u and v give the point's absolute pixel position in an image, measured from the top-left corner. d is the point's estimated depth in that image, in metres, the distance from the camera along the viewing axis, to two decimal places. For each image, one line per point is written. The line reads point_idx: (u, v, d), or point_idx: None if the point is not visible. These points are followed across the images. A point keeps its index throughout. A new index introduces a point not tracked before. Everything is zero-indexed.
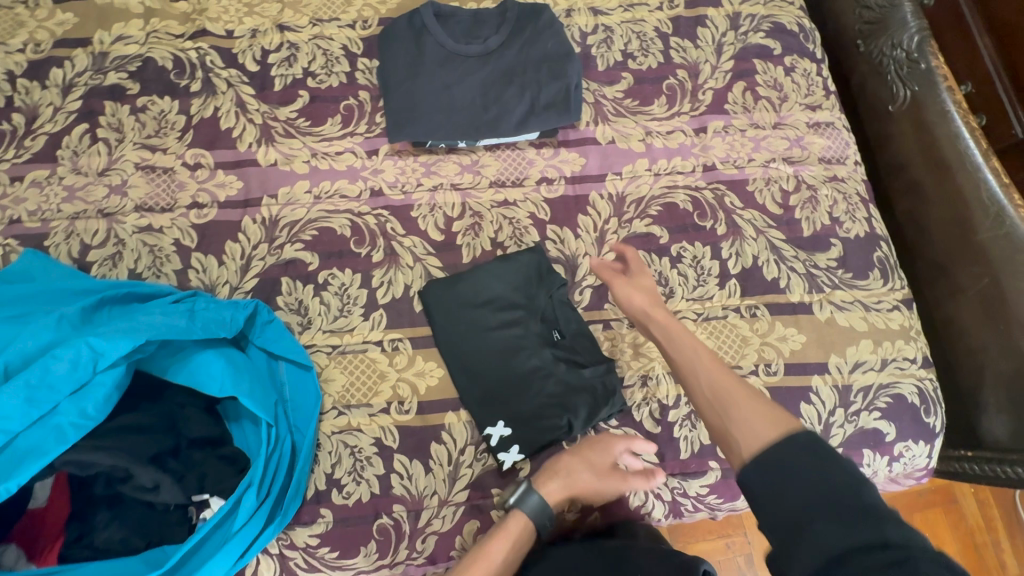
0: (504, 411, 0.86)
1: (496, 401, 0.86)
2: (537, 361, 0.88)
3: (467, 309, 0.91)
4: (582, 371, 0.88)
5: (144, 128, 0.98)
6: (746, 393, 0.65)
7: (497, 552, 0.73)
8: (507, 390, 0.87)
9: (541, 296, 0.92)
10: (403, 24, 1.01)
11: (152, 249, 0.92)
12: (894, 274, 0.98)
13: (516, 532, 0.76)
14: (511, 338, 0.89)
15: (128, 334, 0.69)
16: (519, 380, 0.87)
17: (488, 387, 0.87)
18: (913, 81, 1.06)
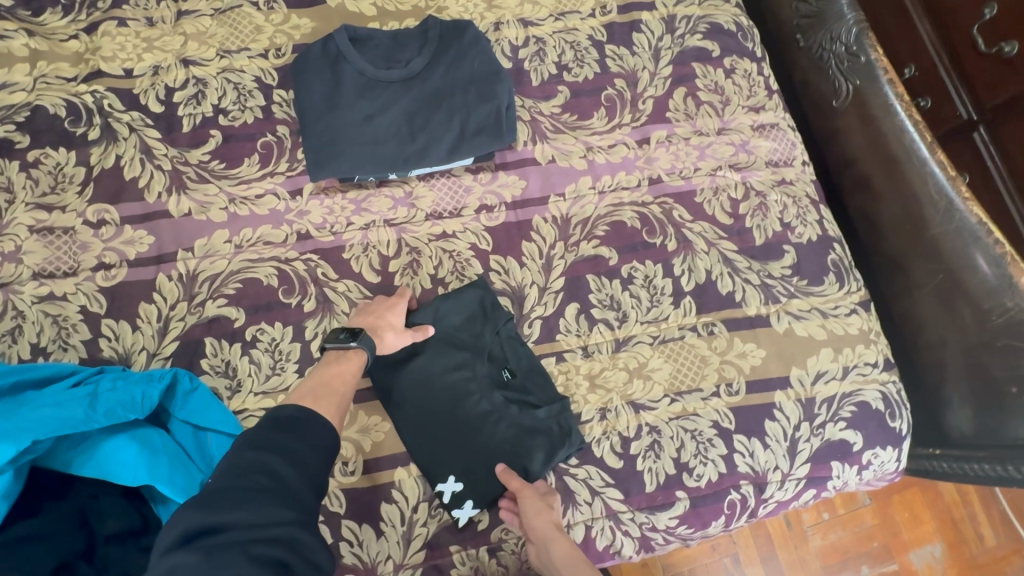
0: (457, 463, 0.81)
1: (449, 453, 0.81)
2: (490, 405, 0.83)
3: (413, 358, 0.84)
4: (536, 411, 0.83)
5: (37, 185, 0.88)
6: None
7: (350, 373, 0.76)
8: (460, 441, 0.81)
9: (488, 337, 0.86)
10: (316, 51, 0.93)
11: (55, 319, 0.83)
12: (850, 276, 0.96)
13: (359, 362, 0.77)
14: (461, 382, 0.84)
15: (13, 437, 0.61)
16: (473, 427, 0.82)
17: (438, 439, 0.81)
18: (854, 75, 1.04)
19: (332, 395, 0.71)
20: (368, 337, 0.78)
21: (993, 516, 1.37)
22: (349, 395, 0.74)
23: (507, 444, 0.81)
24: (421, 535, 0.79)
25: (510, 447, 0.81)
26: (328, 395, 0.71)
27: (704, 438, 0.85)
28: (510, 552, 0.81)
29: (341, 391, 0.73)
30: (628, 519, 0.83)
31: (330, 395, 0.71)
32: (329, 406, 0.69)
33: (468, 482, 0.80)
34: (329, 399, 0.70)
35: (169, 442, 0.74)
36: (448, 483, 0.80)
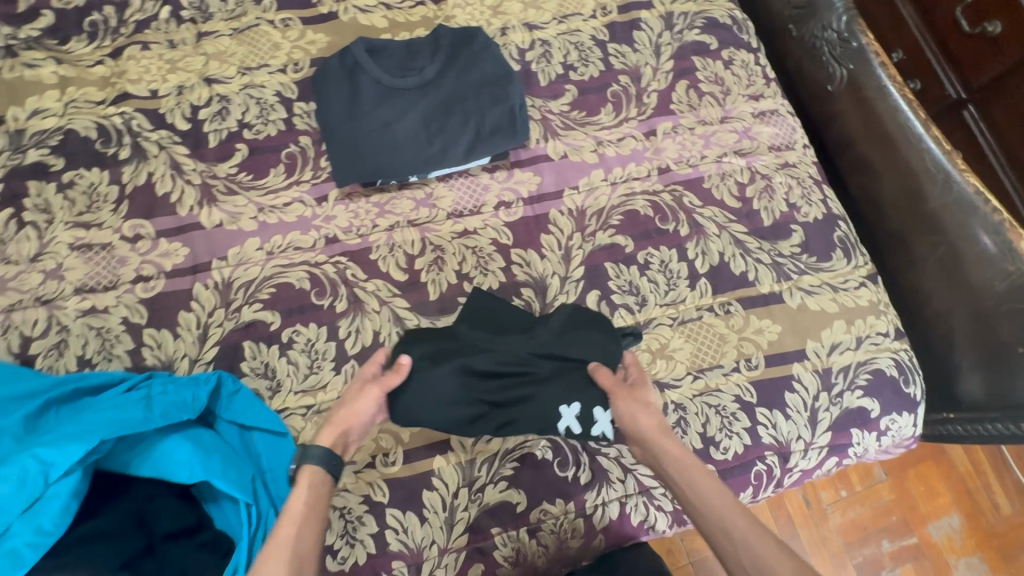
0: (560, 397, 0.82)
1: (545, 396, 0.83)
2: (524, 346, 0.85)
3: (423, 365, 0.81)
4: (575, 335, 0.86)
5: (74, 205, 0.92)
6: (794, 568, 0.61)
7: (301, 503, 0.67)
8: (541, 387, 0.83)
9: (487, 307, 0.90)
10: (335, 64, 0.98)
11: (99, 331, 0.86)
12: (856, 251, 1.00)
13: (311, 482, 0.70)
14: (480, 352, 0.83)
15: (78, 438, 0.64)
16: (538, 370, 0.84)
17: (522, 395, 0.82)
18: (847, 60, 1.09)
19: (281, 547, 0.63)
20: (318, 446, 0.72)
21: (1007, 485, 1.40)
22: (306, 531, 0.65)
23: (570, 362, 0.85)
24: (463, 519, 0.82)
25: (574, 357, 0.85)
26: (275, 550, 0.62)
27: (728, 412, 0.89)
28: (550, 531, 0.83)
29: (292, 535, 0.64)
30: (660, 494, 0.86)
31: (277, 550, 0.62)
32: (277, 570, 0.60)
33: (581, 402, 0.82)
34: (275, 558, 0.61)
35: (218, 441, 0.77)
36: (569, 421, 0.82)
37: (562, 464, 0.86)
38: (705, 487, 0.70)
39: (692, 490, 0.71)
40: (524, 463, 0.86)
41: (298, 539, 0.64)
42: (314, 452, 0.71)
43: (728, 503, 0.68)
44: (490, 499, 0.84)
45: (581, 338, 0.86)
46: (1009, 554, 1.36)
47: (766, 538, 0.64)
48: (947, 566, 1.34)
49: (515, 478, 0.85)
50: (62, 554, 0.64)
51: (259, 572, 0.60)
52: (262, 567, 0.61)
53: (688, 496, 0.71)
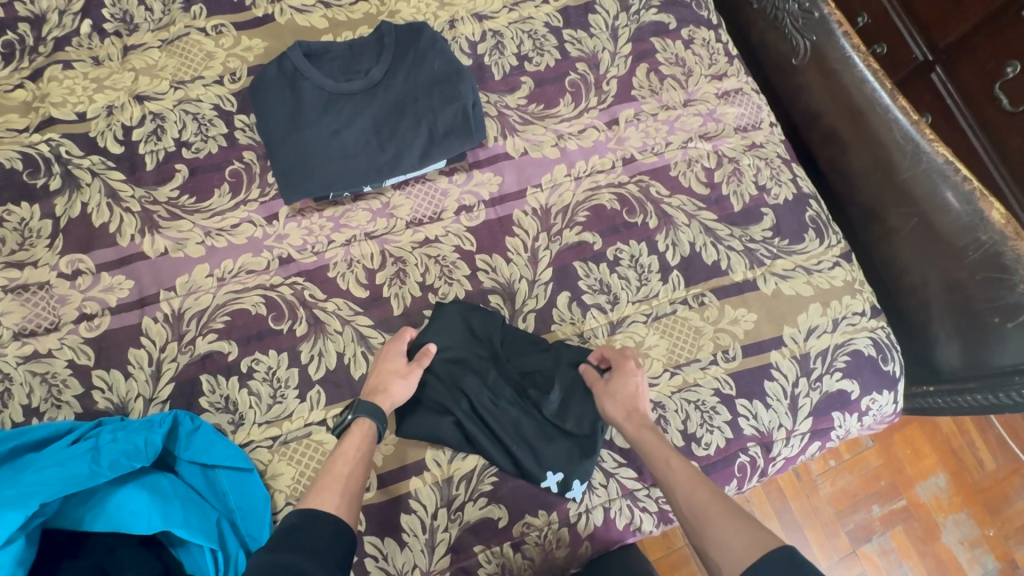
0: (549, 454, 0.82)
1: (536, 449, 0.82)
2: (531, 391, 0.85)
3: (436, 390, 0.84)
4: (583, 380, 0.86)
5: (4, 243, 0.86)
6: (723, 507, 0.64)
7: (353, 450, 0.72)
8: (537, 437, 0.83)
9: (493, 335, 0.87)
10: (272, 71, 0.92)
11: (44, 377, 0.82)
12: (829, 230, 0.97)
13: (362, 433, 0.75)
14: (490, 386, 0.84)
15: (17, 503, 0.60)
16: (539, 419, 0.84)
17: (519, 441, 0.82)
18: (810, 32, 1.05)
19: (334, 481, 0.67)
20: (370, 403, 0.76)
21: (989, 440, 1.42)
22: (357, 473, 0.70)
23: (573, 418, 0.84)
24: (444, 540, 0.80)
25: (578, 410, 0.85)
26: (330, 482, 0.67)
27: (708, 406, 0.87)
28: (534, 543, 0.81)
29: (345, 473, 0.69)
30: (644, 496, 0.85)
31: (331, 483, 0.67)
32: (332, 497, 0.65)
33: (565, 468, 0.82)
34: (330, 489, 0.66)
35: (179, 484, 0.74)
36: (547, 481, 0.81)
37: None
38: (657, 451, 0.74)
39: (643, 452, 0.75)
40: (504, 476, 0.83)
41: (350, 476, 0.69)
42: (365, 406, 0.76)
43: (670, 462, 0.72)
44: (471, 516, 0.81)
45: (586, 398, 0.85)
46: (995, 507, 1.38)
47: (704, 487, 0.67)
48: (936, 524, 1.35)
49: (495, 493, 0.83)
50: None
51: (314, 499, 0.65)
52: (318, 494, 0.65)
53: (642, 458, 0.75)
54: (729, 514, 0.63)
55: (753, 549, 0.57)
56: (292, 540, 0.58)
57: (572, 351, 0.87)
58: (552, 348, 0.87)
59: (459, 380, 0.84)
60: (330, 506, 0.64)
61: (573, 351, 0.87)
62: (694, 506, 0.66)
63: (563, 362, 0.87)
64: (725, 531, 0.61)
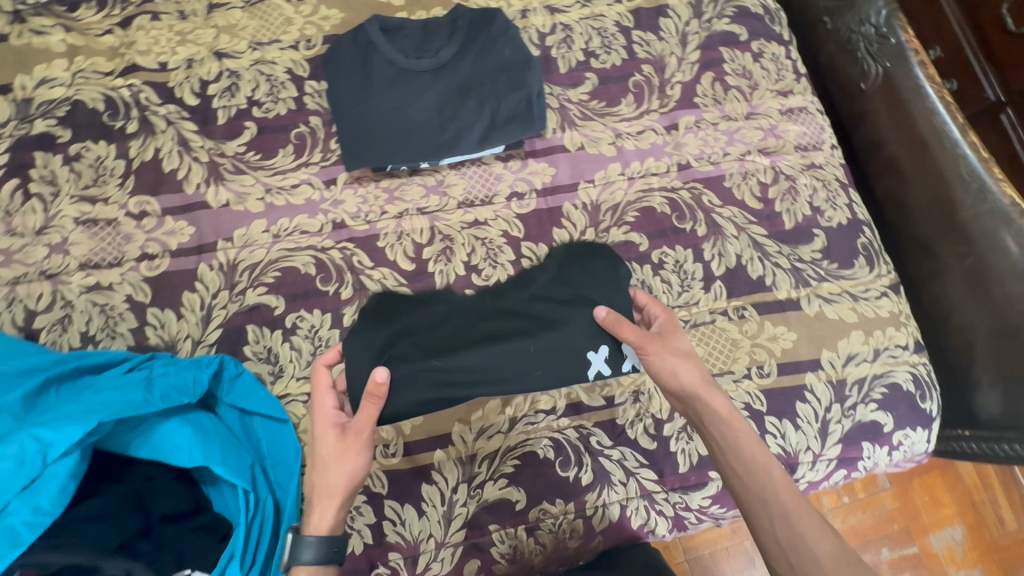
0: (577, 335, 0.74)
1: (560, 333, 0.73)
2: (513, 298, 0.80)
3: (411, 351, 0.73)
4: (565, 279, 0.82)
5: (80, 178, 0.91)
6: (827, 544, 0.65)
7: None
8: (548, 323, 0.74)
9: (452, 287, 0.86)
10: (347, 42, 0.94)
11: (103, 309, 0.86)
12: (880, 259, 0.96)
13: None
14: (466, 315, 0.77)
15: (77, 420, 0.63)
16: (537, 311, 0.76)
17: (537, 341, 0.72)
18: (883, 57, 1.02)
19: None
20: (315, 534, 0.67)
21: (1015, 499, 1.35)
22: None
23: (573, 297, 0.78)
24: (461, 515, 0.82)
25: (570, 291, 0.79)
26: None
27: None
28: (548, 530, 0.82)
29: None
30: (662, 499, 0.85)
31: None
32: None
33: (608, 344, 0.75)
34: None
35: (219, 425, 0.77)
36: (596, 366, 0.74)
37: (564, 464, 0.84)
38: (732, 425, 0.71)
39: (730, 450, 0.71)
40: (526, 460, 0.84)
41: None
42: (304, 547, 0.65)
43: (767, 471, 0.69)
44: (490, 495, 0.83)
45: (582, 279, 0.81)
46: (1011, 568, 1.32)
47: (782, 481, 0.69)
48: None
49: (515, 475, 0.84)
50: (57, 534, 0.64)
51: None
52: None
53: (725, 447, 0.71)
54: (837, 556, 0.65)
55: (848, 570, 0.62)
56: None
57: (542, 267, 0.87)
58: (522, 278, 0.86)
59: (426, 323, 0.77)
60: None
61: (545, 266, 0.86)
62: (796, 536, 0.66)
63: (538, 273, 0.86)
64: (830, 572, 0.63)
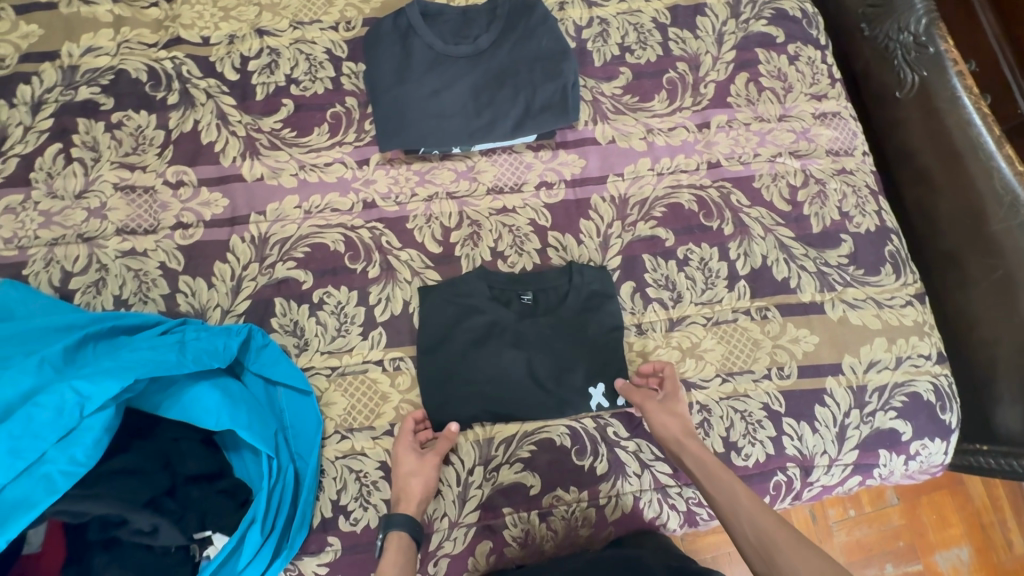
0: (589, 376, 0.87)
1: (576, 374, 0.86)
2: (545, 330, 0.87)
3: (453, 372, 0.86)
4: (594, 316, 0.89)
5: (121, 145, 0.93)
6: (790, 536, 0.66)
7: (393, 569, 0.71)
8: (570, 365, 0.87)
9: (481, 286, 0.89)
10: (388, 25, 0.96)
11: (137, 274, 0.88)
12: (907, 267, 0.95)
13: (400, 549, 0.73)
14: (502, 343, 0.86)
15: (114, 375, 0.65)
16: (564, 349, 0.87)
17: (556, 378, 0.86)
18: (921, 66, 1.02)
19: None
20: (402, 514, 0.75)
21: None
22: None
23: (597, 339, 0.88)
24: (476, 496, 0.83)
25: (595, 331, 0.88)
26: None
27: (754, 419, 0.87)
28: (561, 517, 0.83)
29: None
30: (675, 494, 0.85)
31: None
32: None
33: (604, 380, 0.87)
34: None
35: (246, 392, 0.78)
36: (595, 400, 0.86)
37: (580, 453, 0.85)
38: (699, 454, 0.77)
39: (704, 476, 0.75)
40: (542, 447, 0.85)
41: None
42: (398, 519, 0.75)
43: (736, 488, 0.73)
44: (505, 479, 0.83)
45: (601, 315, 0.89)
46: None
47: (750, 496, 0.72)
48: None
49: (531, 460, 0.84)
50: (90, 486, 0.65)
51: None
52: None
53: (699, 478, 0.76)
54: (800, 545, 0.64)
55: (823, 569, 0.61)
56: None
57: (562, 274, 0.91)
58: (541, 278, 0.90)
59: (466, 345, 0.86)
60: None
61: (562, 273, 0.91)
62: (762, 533, 0.67)
63: (561, 287, 0.90)
64: (796, 560, 0.63)
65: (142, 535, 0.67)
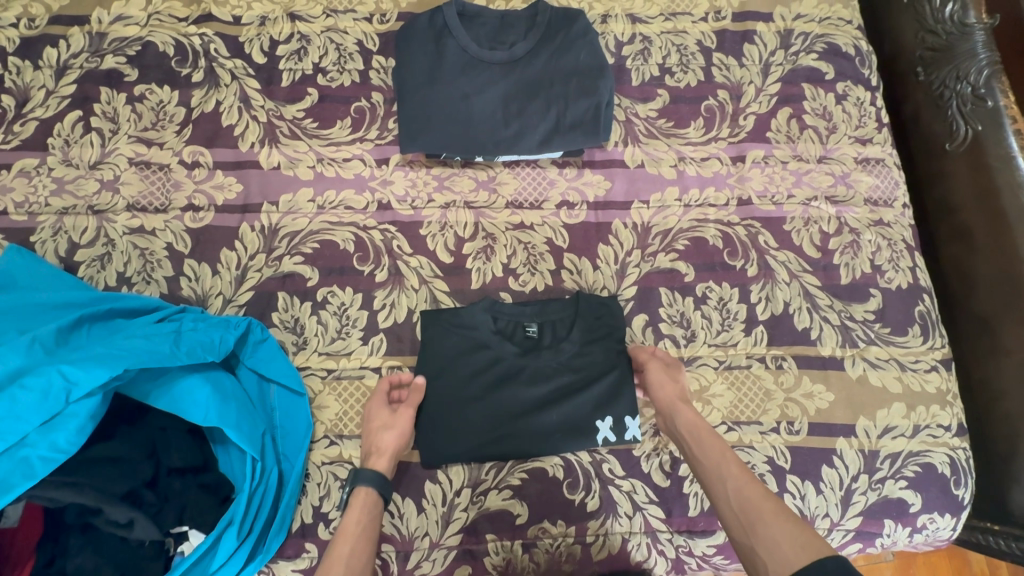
0: (594, 410, 0.82)
1: (579, 406, 0.82)
2: (550, 364, 0.84)
3: (449, 403, 0.81)
4: (601, 348, 0.85)
5: (140, 119, 0.91)
6: (775, 507, 0.64)
7: (353, 524, 0.70)
8: (575, 400, 0.82)
9: (486, 317, 0.85)
10: (423, 22, 0.93)
11: (143, 252, 0.86)
12: (936, 331, 0.90)
13: (364, 503, 0.73)
14: (503, 378, 0.82)
15: (103, 362, 0.63)
16: (568, 383, 0.83)
17: (559, 413, 0.82)
18: (976, 119, 0.95)
19: (336, 567, 0.65)
20: (370, 471, 0.74)
21: None
22: (360, 549, 0.68)
23: (605, 373, 0.84)
24: (460, 519, 0.80)
25: (601, 363, 0.84)
26: (330, 568, 0.65)
27: (756, 472, 0.83)
28: (545, 550, 0.80)
29: (346, 553, 0.67)
30: (665, 539, 0.82)
31: (332, 569, 0.65)
32: None
33: (612, 413, 0.82)
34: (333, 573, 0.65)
35: (238, 387, 0.76)
36: (602, 433, 0.82)
37: (572, 486, 0.82)
38: (693, 423, 0.76)
39: (696, 444, 0.74)
40: (534, 476, 0.82)
41: (351, 558, 0.67)
42: (362, 475, 0.73)
43: (725, 457, 0.71)
44: (492, 504, 0.81)
45: (604, 344, 0.85)
46: None
47: (737, 465, 0.70)
48: None
49: (521, 488, 0.82)
50: (71, 472, 0.65)
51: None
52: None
53: (692, 448, 0.75)
54: (782, 514, 0.63)
55: (807, 544, 0.59)
56: None
57: (568, 304, 0.87)
58: (549, 309, 0.86)
59: (466, 380, 0.82)
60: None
61: (568, 304, 0.87)
62: (745, 501, 0.66)
63: (567, 318, 0.86)
64: (776, 526, 0.62)
65: (117, 526, 0.65)
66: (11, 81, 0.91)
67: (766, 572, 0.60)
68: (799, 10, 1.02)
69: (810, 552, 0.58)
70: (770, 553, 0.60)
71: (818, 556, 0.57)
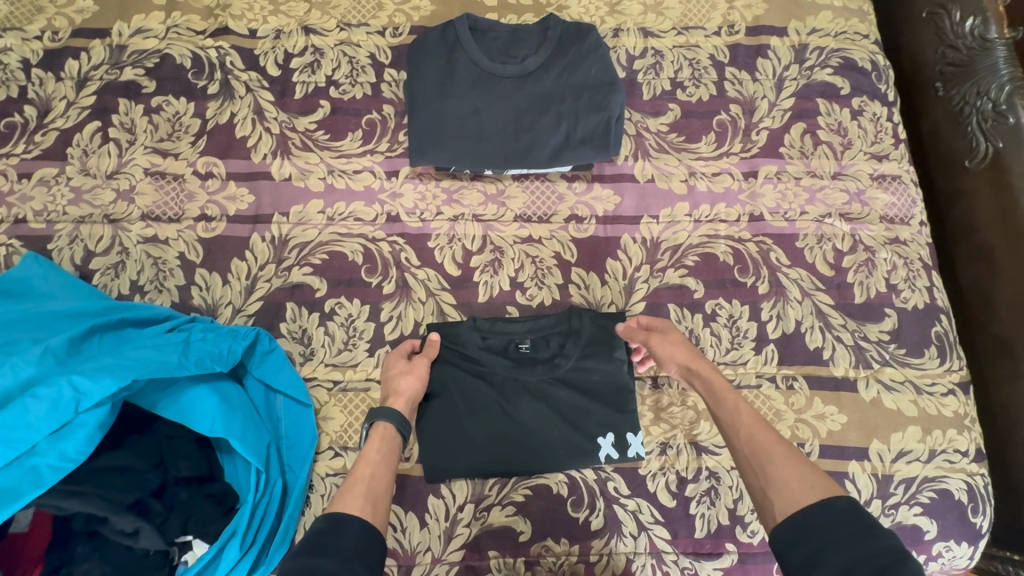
0: (596, 425, 0.82)
1: (581, 421, 0.82)
2: (548, 380, 0.82)
3: (450, 421, 0.81)
4: (602, 364, 0.84)
5: (156, 130, 0.93)
6: (786, 450, 0.62)
7: (375, 453, 0.69)
8: (576, 415, 0.82)
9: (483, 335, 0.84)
10: (435, 36, 0.93)
11: (156, 261, 0.88)
12: (953, 352, 0.88)
13: (383, 437, 0.71)
14: (502, 395, 0.81)
15: (112, 373, 0.64)
16: (568, 399, 0.82)
17: (563, 429, 0.81)
18: (997, 136, 0.92)
19: (358, 484, 0.64)
20: (389, 408, 0.73)
21: None
22: (381, 474, 0.66)
23: (606, 387, 0.83)
24: (463, 535, 0.80)
25: (599, 379, 0.84)
26: (353, 485, 0.64)
27: None
28: (547, 568, 0.79)
29: (368, 475, 0.65)
30: (671, 561, 0.80)
31: (355, 486, 0.63)
32: (358, 500, 0.61)
33: (614, 429, 0.82)
34: (355, 491, 0.63)
35: (244, 397, 0.77)
36: (605, 450, 0.81)
37: (576, 504, 0.81)
38: (714, 379, 0.74)
39: (713, 395, 0.72)
40: (538, 492, 0.81)
41: (374, 478, 0.65)
42: (381, 411, 0.73)
43: (739, 405, 0.68)
44: (495, 521, 0.80)
45: (602, 358, 0.84)
46: None
47: (750, 412, 0.67)
48: None
49: (524, 505, 0.81)
50: (78, 481, 0.66)
51: (340, 503, 0.61)
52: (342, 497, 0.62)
53: (709, 398, 0.72)
54: (793, 457, 0.60)
55: (817, 486, 0.56)
56: (320, 541, 0.55)
57: (562, 320, 0.86)
58: (543, 326, 0.85)
59: (465, 396, 0.81)
60: (354, 509, 0.60)
61: (560, 322, 0.85)
62: (757, 445, 0.63)
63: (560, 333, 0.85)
64: (787, 467, 0.59)
65: (123, 535, 0.66)
66: (33, 91, 0.93)
67: (772, 512, 0.58)
68: (815, 25, 1.00)
69: (820, 492, 0.56)
70: (779, 493, 0.58)
71: (829, 496, 0.55)
